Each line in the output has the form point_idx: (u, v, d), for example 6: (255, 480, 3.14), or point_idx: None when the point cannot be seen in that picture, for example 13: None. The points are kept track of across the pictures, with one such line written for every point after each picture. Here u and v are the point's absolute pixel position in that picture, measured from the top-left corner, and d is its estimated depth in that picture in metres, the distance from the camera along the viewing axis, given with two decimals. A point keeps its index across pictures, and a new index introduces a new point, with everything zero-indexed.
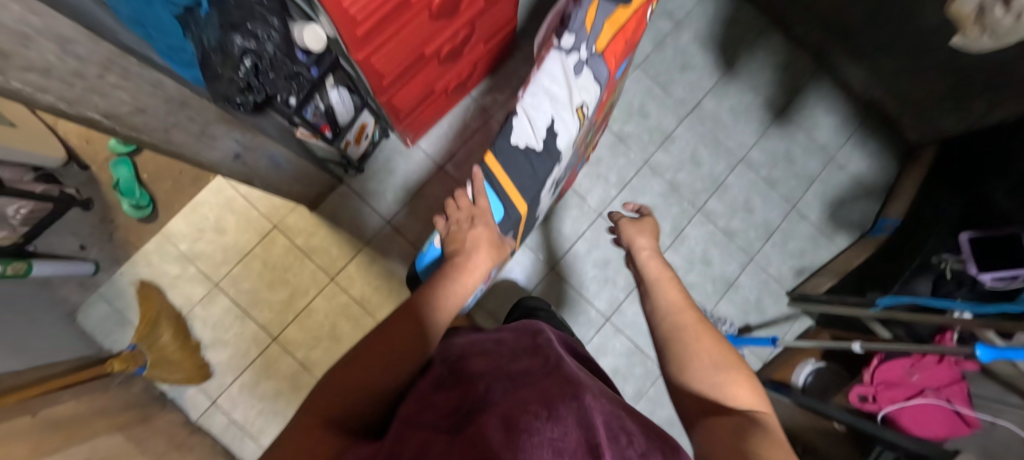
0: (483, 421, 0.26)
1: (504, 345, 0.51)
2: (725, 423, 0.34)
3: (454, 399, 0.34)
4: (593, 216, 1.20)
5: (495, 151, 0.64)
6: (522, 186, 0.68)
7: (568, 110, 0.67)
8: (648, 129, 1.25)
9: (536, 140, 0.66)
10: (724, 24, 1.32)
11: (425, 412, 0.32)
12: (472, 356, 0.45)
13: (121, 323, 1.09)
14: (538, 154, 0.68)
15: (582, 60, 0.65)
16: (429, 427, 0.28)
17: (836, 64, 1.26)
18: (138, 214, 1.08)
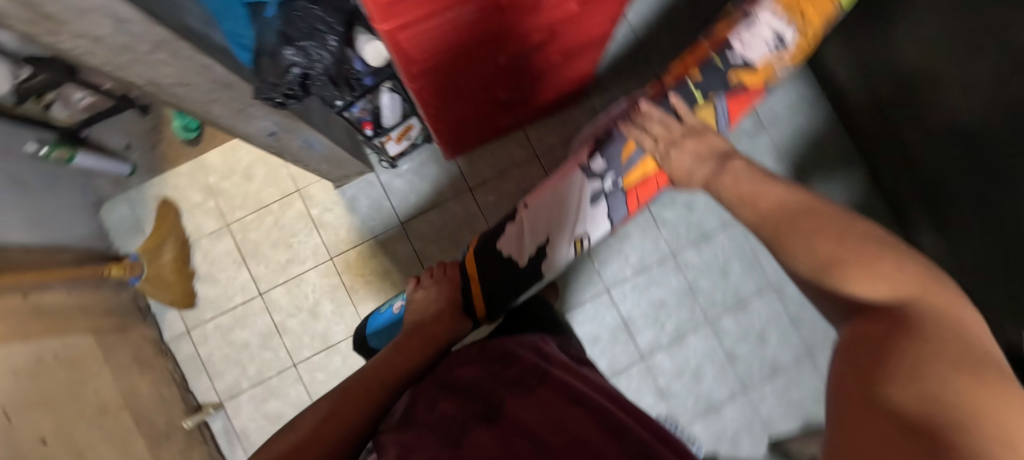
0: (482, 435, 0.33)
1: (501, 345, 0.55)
2: (865, 330, 0.32)
3: (449, 411, 0.39)
4: (599, 289, 1.16)
5: (482, 248, 0.69)
6: (492, 295, 0.68)
7: (568, 236, 0.69)
8: (688, 223, 1.18)
9: (522, 255, 0.68)
10: (807, 141, 1.23)
11: (422, 430, 0.37)
12: (461, 362, 0.50)
13: (135, 229, 1.16)
14: (518, 270, 0.68)
15: (603, 190, 0.69)
16: (430, 446, 0.34)
17: (915, 226, 1.15)
18: (184, 135, 1.11)
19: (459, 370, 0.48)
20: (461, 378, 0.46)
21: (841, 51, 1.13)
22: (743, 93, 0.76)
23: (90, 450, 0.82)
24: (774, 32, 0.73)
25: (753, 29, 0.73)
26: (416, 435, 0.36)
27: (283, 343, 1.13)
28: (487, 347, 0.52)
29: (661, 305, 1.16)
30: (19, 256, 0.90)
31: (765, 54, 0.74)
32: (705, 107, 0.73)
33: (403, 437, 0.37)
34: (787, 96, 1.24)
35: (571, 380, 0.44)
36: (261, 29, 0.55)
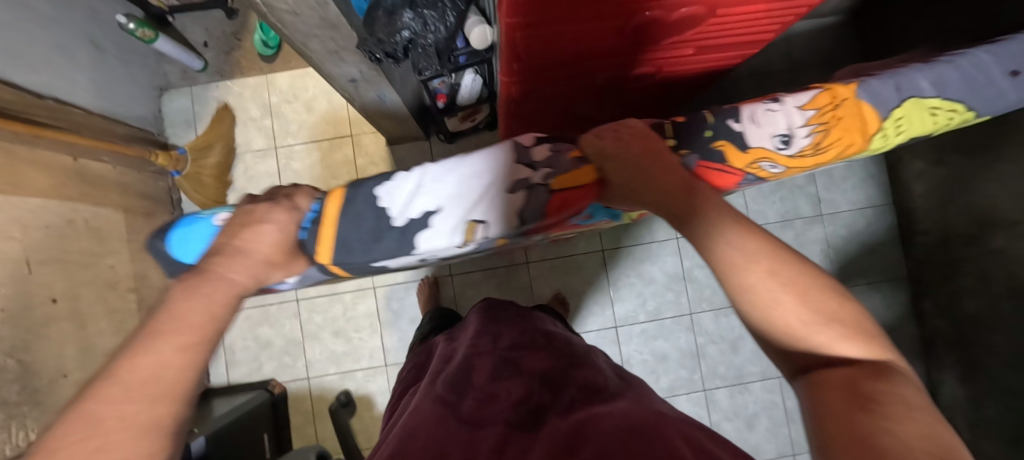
0: (553, 427, 0.38)
1: (558, 343, 0.59)
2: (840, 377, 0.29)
3: (511, 395, 0.45)
4: (607, 324, 1.15)
5: (353, 185, 0.48)
6: (347, 246, 0.47)
7: (462, 214, 0.48)
8: (715, 287, 1.17)
9: (401, 215, 0.47)
10: (859, 245, 1.19)
11: (486, 406, 0.44)
12: (523, 354, 0.54)
13: (188, 124, 1.17)
14: (389, 232, 0.48)
15: (530, 178, 0.49)
16: (497, 429, 0.40)
17: (942, 364, 1.11)
18: (261, 51, 1.15)
19: (523, 360, 0.53)
20: (529, 368, 0.51)
21: (926, 168, 1.08)
22: (718, 171, 0.59)
23: (91, 320, 0.84)
24: (790, 127, 0.59)
25: (772, 111, 0.59)
26: (476, 409, 0.44)
27: None
28: (552, 349, 0.56)
29: (663, 358, 1.15)
30: (80, 118, 0.93)
31: (766, 144, 0.59)
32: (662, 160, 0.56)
33: (465, 406, 0.45)
34: (855, 195, 1.20)
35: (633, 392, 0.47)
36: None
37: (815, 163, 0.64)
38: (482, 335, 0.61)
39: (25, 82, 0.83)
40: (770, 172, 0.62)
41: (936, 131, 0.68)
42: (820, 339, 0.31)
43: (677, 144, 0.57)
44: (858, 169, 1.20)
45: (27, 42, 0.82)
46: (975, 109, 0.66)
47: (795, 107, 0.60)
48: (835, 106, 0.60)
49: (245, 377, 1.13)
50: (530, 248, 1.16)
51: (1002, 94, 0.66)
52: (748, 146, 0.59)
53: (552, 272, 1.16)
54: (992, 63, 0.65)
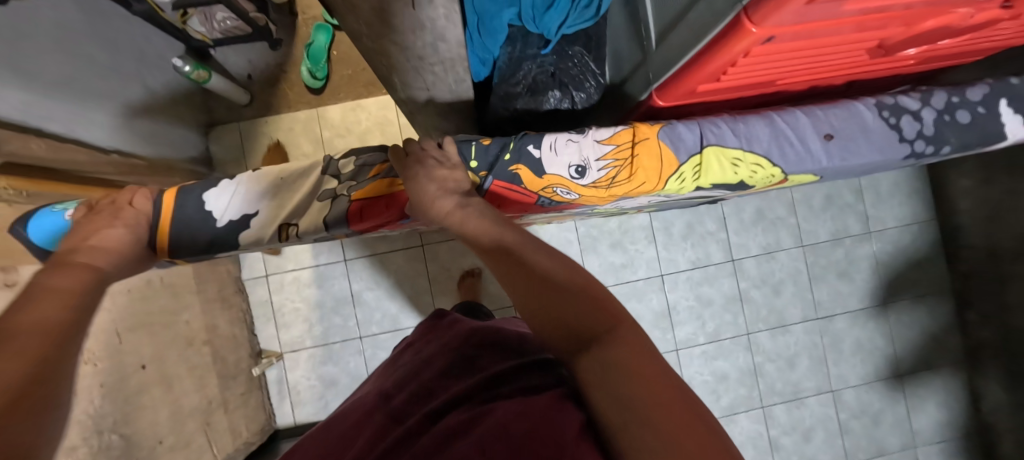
0: (456, 417, 0.36)
1: (529, 345, 0.53)
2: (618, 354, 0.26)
3: (441, 394, 0.43)
4: (668, 348, 1.17)
5: (184, 189, 0.56)
6: (180, 245, 0.56)
7: (276, 215, 0.58)
8: (771, 307, 1.20)
9: (224, 215, 0.56)
10: (905, 260, 1.23)
11: (420, 404, 0.43)
12: (481, 360, 0.49)
13: (238, 160, 1.14)
14: (217, 227, 0.57)
15: (334, 192, 0.58)
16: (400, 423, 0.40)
17: (986, 371, 1.17)
18: (310, 83, 1.12)
19: (480, 363, 0.49)
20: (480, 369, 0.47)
21: (974, 186, 1.12)
22: (513, 192, 0.56)
23: (177, 381, 0.83)
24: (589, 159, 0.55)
25: (573, 140, 0.55)
26: (404, 404, 0.44)
27: (354, 313, 1.14)
28: (520, 350, 0.51)
29: (723, 378, 1.18)
30: (142, 170, 0.91)
31: (560, 173, 0.55)
32: None
33: (395, 402, 0.45)
34: (901, 211, 1.23)
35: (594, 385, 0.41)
36: (526, 59, 0.64)
37: (614, 199, 0.59)
38: (457, 334, 0.59)
39: (91, 139, 0.80)
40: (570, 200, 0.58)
41: (746, 186, 0.60)
42: (588, 301, 0.30)
43: (477, 166, 0.54)
44: (903, 185, 1.24)
45: (91, 96, 0.79)
46: (785, 166, 0.57)
47: (595, 140, 0.56)
48: (634, 146, 0.55)
49: (312, 417, 1.12)
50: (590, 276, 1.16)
51: (823, 157, 0.58)
52: (545, 171, 0.55)
53: None
54: (813, 123, 0.58)
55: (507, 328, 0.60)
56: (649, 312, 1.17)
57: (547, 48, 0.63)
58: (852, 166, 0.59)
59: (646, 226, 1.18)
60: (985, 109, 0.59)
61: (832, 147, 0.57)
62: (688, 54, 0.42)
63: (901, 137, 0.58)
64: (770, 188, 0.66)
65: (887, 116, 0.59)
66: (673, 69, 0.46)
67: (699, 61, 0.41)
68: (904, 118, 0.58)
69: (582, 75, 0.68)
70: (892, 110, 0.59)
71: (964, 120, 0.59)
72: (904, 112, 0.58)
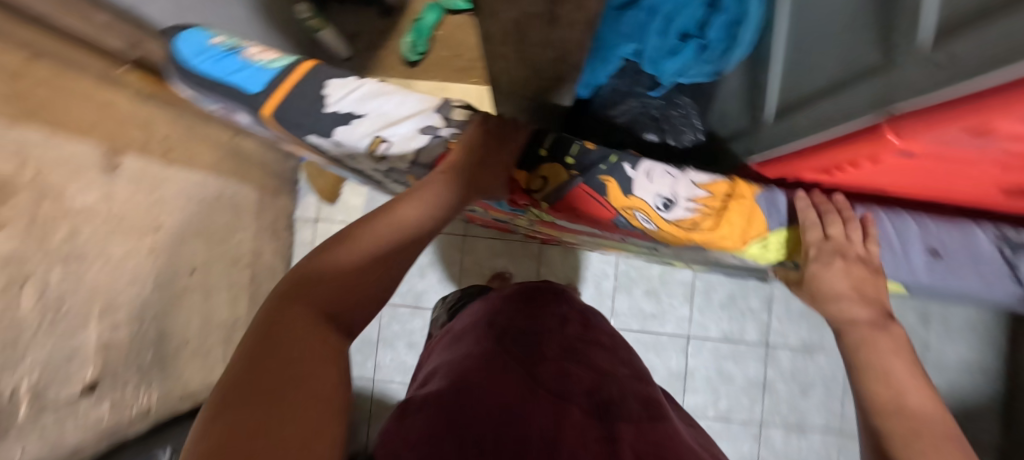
0: (632, 440, 0.31)
1: (617, 346, 0.51)
2: None
3: (580, 384, 0.37)
4: None
5: (320, 67, 0.59)
6: (285, 111, 0.57)
7: (377, 123, 0.56)
8: (793, 405, 1.13)
9: (336, 104, 0.56)
10: (957, 404, 1.12)
11: (558, 380, 0.38)
12: (592, 352, 0.45)
13: None
14: (323, 110, 0.57)
15: (435, 128, 0.55)
16: (560, 409, 0.33)
17: None
18: (407, 55, 1.17)
19: (592, 356, 0.44)
20: (598, 364, 0.43)
21: None
22: (594, 201, 0.54)
23: (214, 292, 0.91)
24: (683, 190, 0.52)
25: (670, 173, 0.52)
26: (546, 385, 0.37)
27: None
28: (618, 352, 0.49)
29: None
30: None
31: (646, 198, 0.52)
32: (552, 169, 0.53)
33: (538, 377, 0.37)
34: (966, 351, 1.13)
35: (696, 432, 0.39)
36: (630, 96, 0.70)
37: (688, 241, 0.56)
38: (548, 306, 0.52)
39: None
40: (645, 226, 0.55)
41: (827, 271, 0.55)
42: None
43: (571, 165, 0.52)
44: (977, 323, 1.14)
45: None
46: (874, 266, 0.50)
47: (692, 181, 0.52)
48: (728, 200, 0.51)
49: None
50: (616, 314, 1.14)
51: (917, 272, 0.50)
52: (631, 193, 0.52)
53: (632, 345, 1.14)
54: (920, 232, 0.49)
55: (597, 321, 0.55)
56: (664, 369, 1.13)
57: (656, 91, 0.69)
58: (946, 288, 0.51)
59: (687, 283, 1.14)
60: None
61: (930, 265, 0.49)
62: (822, 138, 0.44)
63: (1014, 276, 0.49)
64: None
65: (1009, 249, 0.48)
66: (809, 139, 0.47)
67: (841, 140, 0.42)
68: None
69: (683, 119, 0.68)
70: None
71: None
72: None
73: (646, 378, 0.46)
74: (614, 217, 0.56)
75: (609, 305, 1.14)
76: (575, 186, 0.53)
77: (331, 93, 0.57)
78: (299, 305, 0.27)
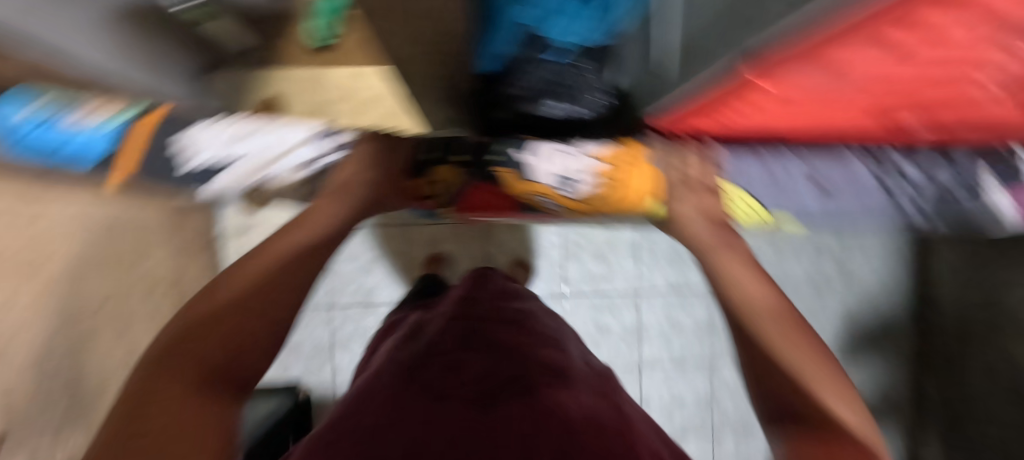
0: (511, 411, 0.28)
1: (537, 322, 0.49)
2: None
3: (469, 367, 0.34)
4: (632, 364, 1.19)
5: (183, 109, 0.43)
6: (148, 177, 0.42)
7: (249, 165, 0.46)
8: None
9: (188, 162, 0.43)
10: (876, 316, 1.26)
11: (439, 376, 0.33)
12: (502, 333, 0.42)
13: None
14: (178, 169, 0.43)
15: (318, 162, 0.47)
16: (441, 396, 0.30)
17: (928, 434, 1.23)
18: (317, 42, 1.09)
19: (502, 336, 0.41)
20: (505, 342, 0.40)
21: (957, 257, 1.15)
22: (493, 187, 0.54)
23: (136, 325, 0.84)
24: (580, 166, 0.47)
25: (563, 151, 0.47)
26: (435, 376, 0.33)
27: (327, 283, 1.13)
28: (537, 327, 0.47)
29: (681, 402, 1.20)
30: None
31: (546, 181, 0.50)
32: (442, 172, 0.51)
33: (424, 373, 0.34)
34: (882, 269, 1.25)
35: (615, 389, 0.38)
36: (530, 64, 0.69)
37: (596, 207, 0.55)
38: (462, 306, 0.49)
39: None
40: (549, 204, 0.55)
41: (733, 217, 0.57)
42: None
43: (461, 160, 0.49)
44: (894, 243, 1.25)
45: None
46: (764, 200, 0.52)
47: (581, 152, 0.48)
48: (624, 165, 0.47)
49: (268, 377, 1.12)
50: (570, 283, 1.16)
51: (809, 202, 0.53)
52: (528, 177, 0.50)
53: (587, 309, 1.17)
54: None
55: (523, 308, 0.53)
56: (620, 327, 1.18)
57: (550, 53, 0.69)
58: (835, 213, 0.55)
59: (632, 243, 1.17)
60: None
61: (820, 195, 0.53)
62: (707, 82, 0.45)
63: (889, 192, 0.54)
64: (758, 223, 0.63)
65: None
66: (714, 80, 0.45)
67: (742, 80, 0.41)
68: None
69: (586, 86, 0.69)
70: None
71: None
72: None
73: (565, 346, 0.44)
74: (516, 200, 0.55)
75: (561, 274, 1.16)
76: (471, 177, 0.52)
77: (175, 151, 0.41)
78: (177, 372, 0.26)
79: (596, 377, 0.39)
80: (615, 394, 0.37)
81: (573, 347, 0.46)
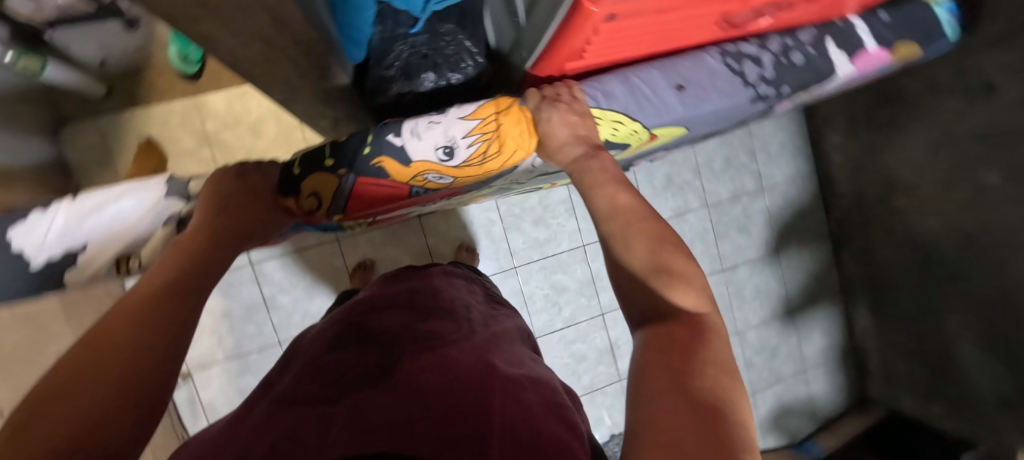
0: (354, 399, 0.29)
1: (424, 300, 0.50)
2: (674, 337, 0.31)
3: (329, 369, 0.35)
4: (595, 313, 1.23)
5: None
6: None
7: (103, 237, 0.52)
8: None
9: (39, 249, 0.49)
10: (792, 211, 1.39)
11: (304, 381, 0.34)
12: (377, 324, 0.44)
13: (104, 163, 1.00)
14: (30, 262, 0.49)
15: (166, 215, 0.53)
16: (292, 402, 0.30)
17: (855, 301, 1.40)
18: (183, 68, 0.97)
19: (377, 327, 0.43)
20: (376, 333, 0.41)
21: (844, 141, 1.29)
22: (382, 184, 0.53)
23: None
24: (449, 140, 0.51)
25: (434, 122, 0.51)
26: (295, 386, 0.34)
27: (269, 319, 1.06)
28: (418, 304, 0.49)
29: None
30: None
31: (427, 157, 0.52)
32: (319, 179, 0.50)
33: (282, 389, 0.34)
34: (788, 168, 1.38)
35: (494, 340, 0.41)
36: (398, 40, 0.61)
37: (488, 171, 0.57)
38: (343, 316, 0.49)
39: None
40: (443, 182, 0.57)
41: (613, 143, 0.60)
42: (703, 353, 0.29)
43: (334, 163, 0.50)
44: (792, 143, 1.38)
45: None
46: (642, 119, 0.56)
47: (458, 118, 0.52)
48: (498, 117, 0.52)
49: None
50: (517, 253, 1.18)
51: (676, 108, 0.57)
52: (410, 159, 0.52)
53: (540, 274, 1.19)
54: (663, 74, 0.57)
55: (419, 287, 0.55)
56: (575, 281, 1.22)
57: (418, 26, 0.60)
58: (705, 113, 0.59)
59: (565, 199, 1.21)
60: (818, 49, 0.61)
61: (682, 97, 0.57)
62: (545, 40, 0.48)
63: (744, 80, 0.59)
64: (648, 142, 0.66)
65: (731, 62, 0.59)
66: (550, 30, 0.46)
67: (569, 21, 0.42)
68: (746, 62, 0.58)
69: (460, 46, 0.64)
70: (733, 55, 0.59)
71: (799, 61, 0.60)
72: (744, 57, 0.58)
73: (452, 314, 0.46)
74: (410, 187, 0.56)
75: (506, 247, 1.17)
76: (354, 181, 0.52)
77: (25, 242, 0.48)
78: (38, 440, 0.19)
79: (479, 334, 0.42)
80: (498, 348, 0.39)
81: (462, 312, 0.48)
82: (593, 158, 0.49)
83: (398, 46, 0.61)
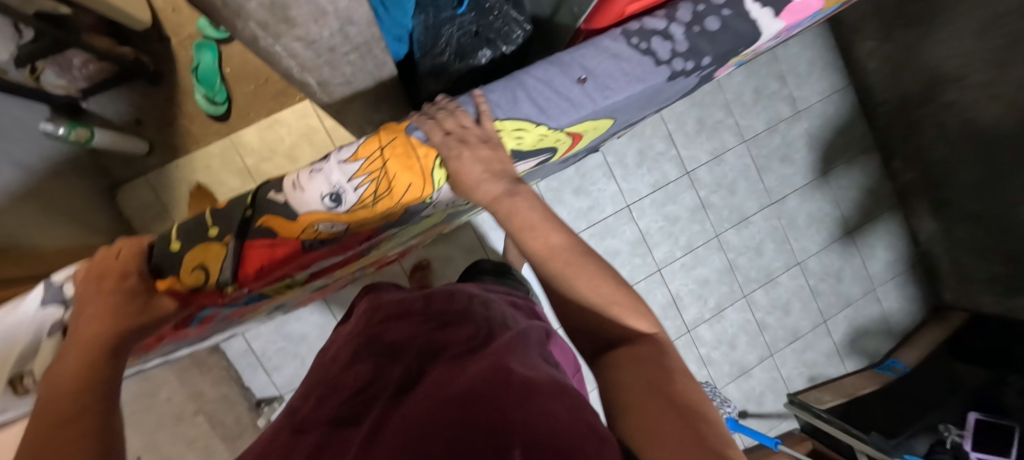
0: (373, 414, 0.29)
1: (437, 303, 0.50)
2: (635, 354, 0.35)
3: (349, 385, 0.35)
4: (651, 270, 1.23)
5: None
6: None
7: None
8: (730, 206, 1.27)
9: None
10: (834, 129, 1.33)
11: (323, 401, 0.34)
12: (390, 335, 0.44)
13: (161, 215, 1.04)
14: None
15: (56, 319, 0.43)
16: (313, 421, 0.31)
17: (916, 209, 1.35)
18: (212, 109, 1.01)
19: (390, 340, 0.42)
20: (389, 345, 0.41)
21: (877, 46, 1.23)
22: (276, 250, 0.45)
23: None
24: (334, 185, 0.41)
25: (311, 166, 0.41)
26: (316, 405, 0.34)
27: None
28: (431, 308, 0.48)
29: (705, 282, 1.26)
30: None
31: (312, 207, 0.42)
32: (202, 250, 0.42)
33: (304, 407, 0.35)
34: (821, 86, 1.32)
35: (513, 339, 0.39)
36: (445, 24, 0.60)
37: (394, 213, 0.47)
38: (359, 328, 0.50)
39: None
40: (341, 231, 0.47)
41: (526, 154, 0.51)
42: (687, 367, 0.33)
43: (218, 231, 0.42)
44: (821, 59, 1.32)
45: None
46: (549, 122, 0.46)
47: (341, 158, 0.42)
48: (385, 150, 0.42)
49: None
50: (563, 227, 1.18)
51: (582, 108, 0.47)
52: (296, 213, 0.43)
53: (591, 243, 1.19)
54: (567, 69, 0.47)
55: (429, 294, 0.53)
56: (627, 244, 1.21)
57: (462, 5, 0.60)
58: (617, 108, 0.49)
59: (602, 164, 1.19)
60: (733, 9, 0.49)
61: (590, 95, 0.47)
62: None
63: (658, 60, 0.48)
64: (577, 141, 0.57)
65: (636, 42, 0.48)
66: None
67: None
68: (656, 39, 0.48)
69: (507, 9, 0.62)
70: (641, 34, 0.48)
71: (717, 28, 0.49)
72: (651, 34, 0.48)
73: (468, 315, 0.46)
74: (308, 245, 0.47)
75: None
76: (243, 251, 0.43)
77: None
78: None
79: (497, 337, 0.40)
80: (522, 349, 0.37)
81: (478, 312, 0.47)
82: (516, 195, 0.42)
83: (444, 33, 0.61)
